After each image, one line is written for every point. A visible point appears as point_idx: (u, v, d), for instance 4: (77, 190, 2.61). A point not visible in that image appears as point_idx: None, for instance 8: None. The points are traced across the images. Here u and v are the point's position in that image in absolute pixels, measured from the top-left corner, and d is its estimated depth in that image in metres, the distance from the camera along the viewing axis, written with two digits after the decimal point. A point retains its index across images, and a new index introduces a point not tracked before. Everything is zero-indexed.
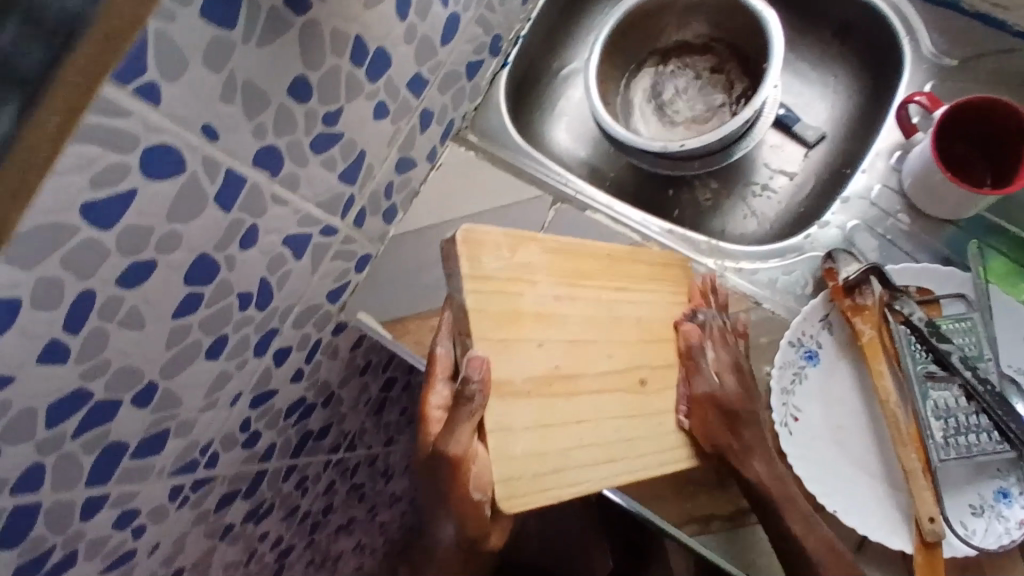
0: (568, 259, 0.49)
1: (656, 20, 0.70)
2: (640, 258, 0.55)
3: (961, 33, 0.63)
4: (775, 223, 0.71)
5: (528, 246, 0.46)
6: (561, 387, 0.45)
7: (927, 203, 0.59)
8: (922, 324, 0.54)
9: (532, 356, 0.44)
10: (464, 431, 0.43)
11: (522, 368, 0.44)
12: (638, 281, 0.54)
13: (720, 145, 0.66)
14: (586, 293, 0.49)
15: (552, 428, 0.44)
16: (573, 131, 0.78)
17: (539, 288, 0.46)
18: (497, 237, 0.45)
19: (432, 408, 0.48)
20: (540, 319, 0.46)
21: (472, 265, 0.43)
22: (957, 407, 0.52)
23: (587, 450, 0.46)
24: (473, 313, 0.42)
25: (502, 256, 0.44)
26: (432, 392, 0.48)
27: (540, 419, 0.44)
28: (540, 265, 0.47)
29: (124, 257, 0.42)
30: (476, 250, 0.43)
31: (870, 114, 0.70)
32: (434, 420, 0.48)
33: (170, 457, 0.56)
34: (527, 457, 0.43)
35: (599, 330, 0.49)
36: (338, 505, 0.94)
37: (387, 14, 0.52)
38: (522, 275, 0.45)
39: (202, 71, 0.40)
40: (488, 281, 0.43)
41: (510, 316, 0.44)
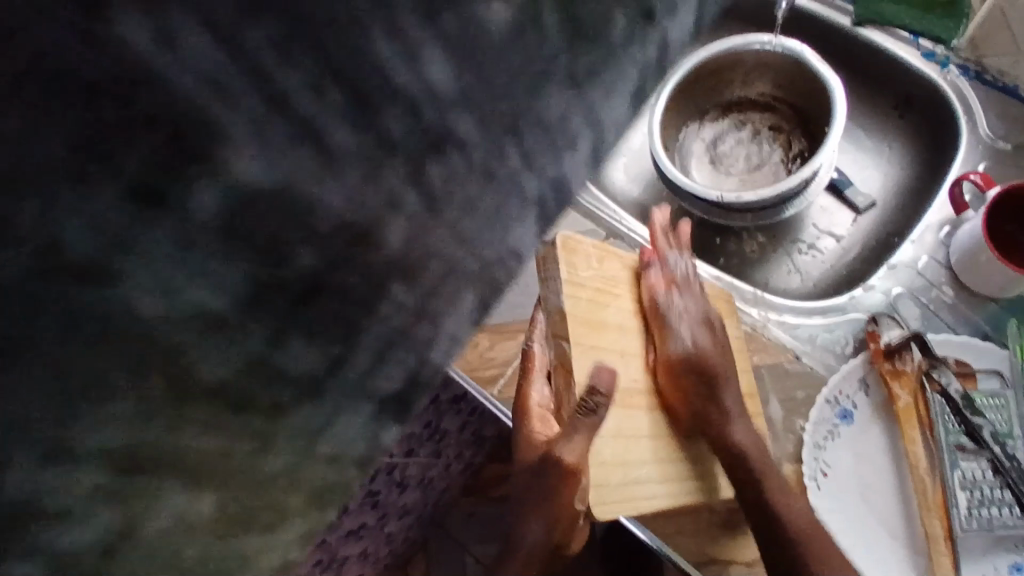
0: (637, 275, 0.51)
1: (723, 75, 0.73)
2: (697, 290, 0.57)
3: (1019, 120, 0.66)
4: (820, 282, 0.72)
5: (607, 263, 0.48)
6: (629, 400, 0.47)
7: (972, 280, 0.61)
8: (957, 396, 0.55)
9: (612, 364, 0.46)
10: (579, 442, 0.42)
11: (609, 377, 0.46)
12: (698, 311, 0.55)
13: (772, 203, 0.68)
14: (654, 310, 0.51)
15: (631, 439, 0.46)
16: (630, 172, 0.81)
17: (619, 303, 0.48)
18: (587, 248, 0.46)
19: (531, 407, 0.50)
20: (616, 331, 0.47)
21: (572, 270, 0.43)
22: (983, 480, 0.54)
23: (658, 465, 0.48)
24: (570, 315, 0.42)
25: (591, 266, 0.46)
26: (533, 390, 0.50)
27: (617, 431, 0.45)
28: (619, 281, 0.49)
29: None
30: (573, 255, 0.44)
31: (922, 187, 0.72)
32: (535, 422, 0.49)
33: None
34: (615, 462, 0.44)
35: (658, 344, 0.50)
36: (353, 508, 0.95)
37: None
38: (602, 288, 0.47)
39: None
40: (581, 287, 0.44)
41: (597, 325, 0.45)
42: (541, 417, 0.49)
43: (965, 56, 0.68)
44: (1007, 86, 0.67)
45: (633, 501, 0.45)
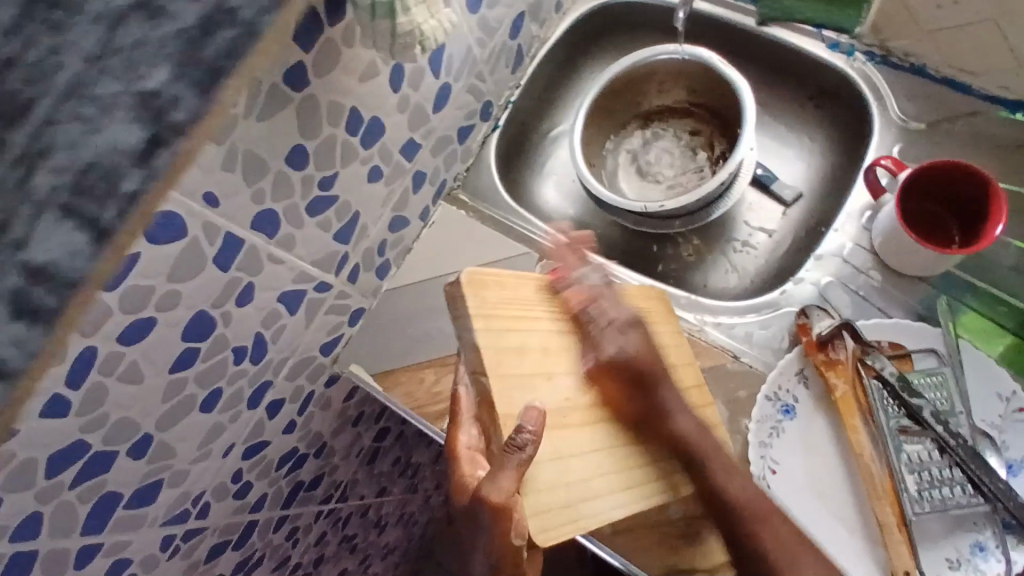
0: (565, 299, 0.52)
1: (638, 87, 0.75)
2: (631, 294, 0.57)
3: (929, 100, 0.67)
4: (756, 278, 0.73)
5: (521, 287, 0.49)
6: (569, 419, 0.46)
7: (898, 262, 0.61)
8: (892, 378, 0.56)
9: (544, 390, 0.46)
10: (508, 477, 0.41)
11: (540, 396, 0.46)
12: (629, 320, 0.55)
13: (698, 206, 0.69)
14: (586, 330, 0.51)
15: (573, 457, 0.45)
16: (561, 189, 0.81)
17: (539, 323, 0.49)
18: (498, 277, 0.48)
19: (460, 449, 0.49)
20: (544, 354, 0.47)
21: (482, 305, 0.46)
22: (930, 461, 0.54)
23: (613, 476, 0.46)
24: (486, 350, 0.44)
25: (503, 294, 0.47)
26: (461, 432, 0.49)
27: (554, 451, 0.44)
28: (537, 303, 0.50)
29: (125, 315, 0.45)
30: (480, 290, 0.46)
31: (844, 174, 0.73)
32: (466, 464, 0.49)
33: (162, 507, 0.58)
34: (553, 487, 0.43)
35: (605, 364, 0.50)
36: (329, 556, 0.94)
37: (381, 86, 0.56)
38: (522, 313, 0.48)
39: (206, 143, 0.44)
40: (494, 317, 0.46)
41: (518, 351, 0.46)
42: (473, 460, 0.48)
43: (869, 43, 0.69)
44: (915, 67, 0.67)
45: (592, 517, 0.44)
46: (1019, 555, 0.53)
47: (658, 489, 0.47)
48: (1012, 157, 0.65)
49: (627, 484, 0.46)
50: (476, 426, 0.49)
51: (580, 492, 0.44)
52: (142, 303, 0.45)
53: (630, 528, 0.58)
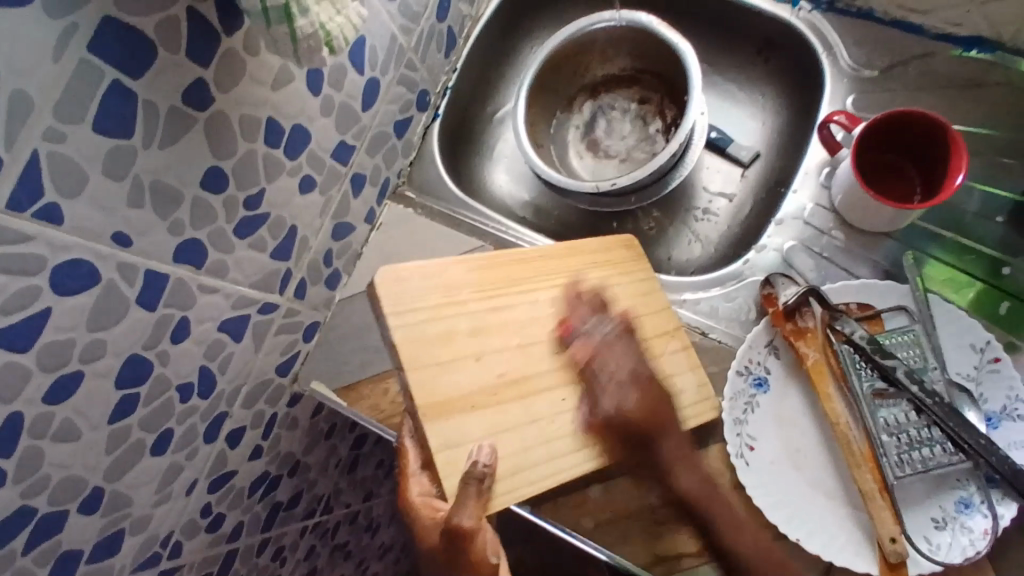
0: (498, 272, 0.54)
1: (579, 59, 0.71)
2: (580, 252, 0.59)
3: (878, 44, 0.64)
4: (720, 246, 0.71)
5: (446, 272, 0.53)
6: (508, 392, 0.50)
7: (858, 219, 0.59)
8: (863, 342, 0.54)
9: (472, 369, 0.50)
10: (473, 506, 0.45)
11: (464, 380, 0.49)
12: (573, 274, 0.58)
13: (652, 179, 0.66)
14: (522, 299, 0.54)
15: (504, 432, 0.49)
16: (512, 172, 0.78)
17: (467, 307, 0.52)
18: (417, 272, 0.51)
19: (414, 499, 0.47)
20: (472, 337, 0.51)
21: (395, 303, 0.50)
22: (907, 422, 0.52)
23: (557, 442, 0.50)
24: (401, 342, 0.49)
25: (421, 287, 0.51)
26: (412, 482, 0.48)
27: (489, 427, 0.48)
28: (468, 284, 0.53)
29: (46, 373, 0.42)
30: (393, 286, 0.50)
31: (799, 128, 0.70)
32: (424, 509, 0.47)
33: (128, 557, 0.55)
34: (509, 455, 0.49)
35: (541, 329, 0.54)
36: (323, 566, 0.92)
37: (299, 92, 0.52)
38: (446, 299, 0.52)
39: (102, 181, 0.40)
40: (413, 311, 0.50)
41: (443, 338, 0.50)
42: (429, 503, 0.47)
43: None
44: (863, 11, 0.65)
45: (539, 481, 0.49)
46: (1005, 509, 0.51)
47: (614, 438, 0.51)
48: (968, 95, 0.62)
49: (566, 448, 0.50)
50: (426, 473, 0.49)
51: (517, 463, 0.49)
52: (62, 357, 0.42)
53: (616, 518, 0.56)
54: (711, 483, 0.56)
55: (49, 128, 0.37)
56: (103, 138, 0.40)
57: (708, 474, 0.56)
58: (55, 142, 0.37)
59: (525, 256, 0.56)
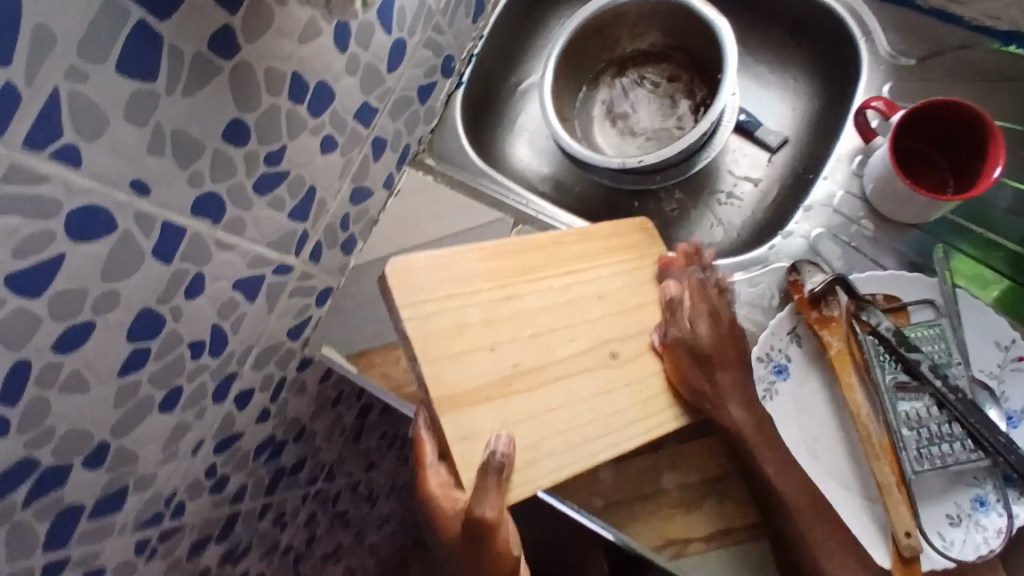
0: (511, 259, 0.52)
1: (610, 32, 0.70)
2: (592, 236, 0.57)
3: (917, 32, 0.63)
4: (742, 231, 0.70)
5: (458, 261, 0.50)
6: (527, 382, 0.48)
7: (889, 209, 0.58)
8: (889, 334, 0.53)
9: (486, 360, 0.47)
10: (494, 496, 0.43)
11: (478, 374, 0.47)
12: (591, 258, 0.55)
13: (680, 158, 0.65)
14: (538, 285, 0.51)
15: (524, 424, 0.46)
16: (534, 145, 0.77)
17: (479, 296, 0.49)
18: (425, 259, 0.49)
19: (432, 490, 0.46)
20: (485, 328, 0.48)
21: (406, 295, 0.47)
22: (929, 417, 0.51)
23: (579, 434, 0.47)
24: (413, 336, 0.46)
25: (432, 277, 0.48)
26: (429, 474, 0.46)
27: (509, 420, 0.46)
28: (479, 273, 0.50)
29: (58, 322, 0.41)
30: (403, 277, 0.47)
31: (830, 114, 0.69)
32: (444, 501, 0.45)
33: (131, 514, 0.54)
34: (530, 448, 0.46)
35: (557, 317, 0.51)
36: (322, 534, 0.92)
37: (326, 47, 0.51)
38: (457, 289, 0.49)
39: (123, 126, 0.39)
40: (425, 304, 0.47)
41: (455, 331, 0.47)
42: (448, 494, 0.45)
43: None
44: None
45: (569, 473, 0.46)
46: (1021, 509, 0.50)
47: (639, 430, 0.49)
48: (1010, 88, 0.61)
49: (588, 439, 0.47)
50: (443, 465, 0.47)
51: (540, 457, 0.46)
52: (74, 305, 0.41)
53: (627, 500, 0.56)
54: (723, 469, 0.55)
55: (71, 67, 0.35)
56: (125, 81, 0.38)
57: (720, 459, 0.56)
58: (76, 81, 0.36)
59: (536, 241, 0.54)
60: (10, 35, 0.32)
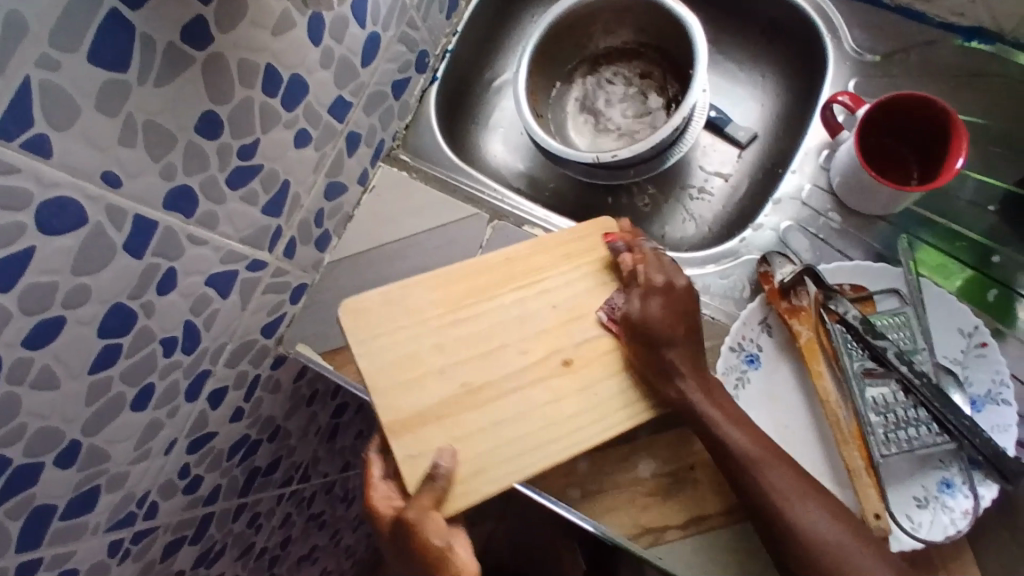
0: (463, 282, 0.55)
1: (582, 29, 0.70)
2: (552, 243, 0.57)
3: (882, 29, 0.65)
4: (714, 225, 0.71)
5: (408, 294, 0.55)
6: (473, 399, 0.52)
7: (855, 202, 0.60)
8: (856, 322, 0.54)
9: (432, 384, 0.52)
10: (424, 500, 0.48)
11: (426, 396, 0.52)
12: (547, 269, 0.56)
13: (653, 153, 0.66)
14: (492, 304, 0.55)
15: (468, 437, 0.51)
16: (508, 142, 0.77)
17: (430, 323, 0.54)
18: (377, 298, 0.54)
19: (376, 502, 0.51)
20: (434, 354, 0.53)
21: (360, 333, 0.53)
22: (895, 403, 0.53)
23: (525, 441, 0.51)
24: (367, 373, 0.52)
25: (385, 312, 0.54)
26: (375, 491, 0.52)
27: (453, 435, 0.51)
28: (430, 301, 0.55)
29: (28, 317, 0.40)
30: (358, 317, 0.54)
31: (797, 111, 0.70)
32: (384, 510, 0.51)
33: (104, 514, 0.53)
34: (480, 457, 0.50)
35: (511, 329, 0.54)
36: (297, 537, 0.91)
37: (300, 41, 0.50)
38: (409, 322, 0.54)
39: (95, 117, 0.39)
40: (377, 340, 0.53)
41: (406, 359, 0.53)
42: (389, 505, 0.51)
43: None
44: None
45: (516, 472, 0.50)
46: (986, 490, 0.52)
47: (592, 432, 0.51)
48: (969, 85, 0.63)
49: (533, 445, 0.51)
50: (392, 483, 0.52)
51: (486, 463, 0.50)
52: (44, 300, 0.40)
53: (605, 489, 0.56)
54: (700, 457, 0.56)
55: (42, 55, 0.35)
56: (98, 71, 0.38)
57: (696, 447, 0.57)
58: (48, 70, 0.35)
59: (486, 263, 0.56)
60: None
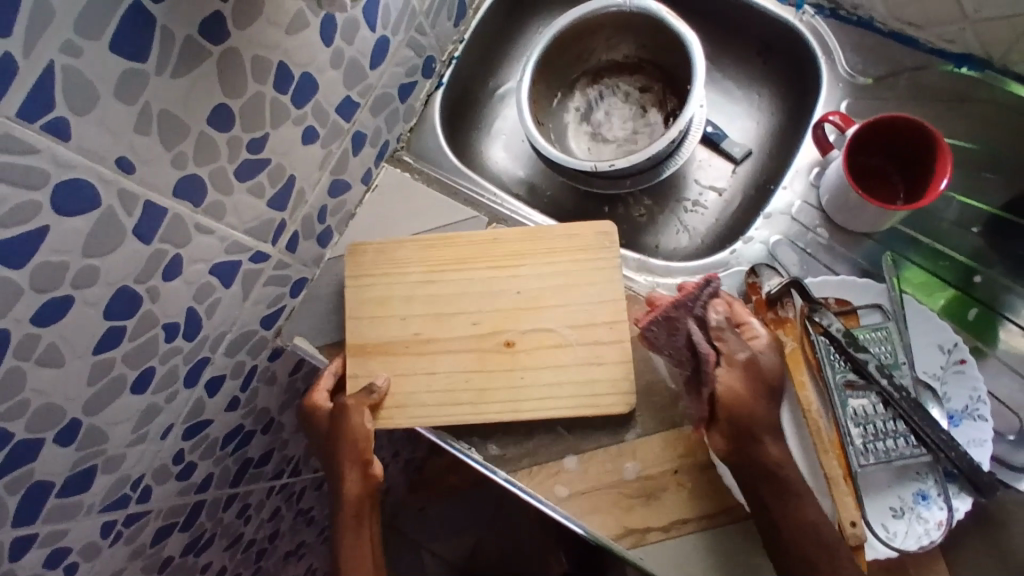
0: (443, 251, 0.64)
1: (585, 42, 0.72)
2: (539, 237, 0.63)
3: (875, 53, 0.67)
4: (707, 237, 0.73)
5: (400, 248, 0.64)
6: (416, 348, 0.61)
7: (843, 219, 0.62)
8: (839, 335, 0.56)
9: (393, 326, 0.62)
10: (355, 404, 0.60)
11: (388, 335, 0.62)
12: (525, 258, 0.62)
13: (649, 165, 0.68)
14: (460, 276, 0.63)
15: (403, 376, 0.61)
16: (510, 150, 0.79)
17: (409, 276, 0.63)
18: (376, 245, 0.65)
19: (319, 390, 0.63)
20: (403, 303, 0.63)
21: (355, 270, 0.64)
22: (875, 414, 0.55)
23: (442, 393, 0.60)
24: (348, 301, 0.63)
25: (378, 258, 0.64)
26: (320, 387, 0.63)
27: (388, 372, 0.61)
28: (413, 259, 0.64)
29: (38, 294, 0.41)
30: (357, 257, 0.64)
31: (792, 129, 0.73)
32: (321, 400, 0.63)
33: (99, 495, 0.54)
34: (405, 395, 0.60)
35: (469, 301, 0.62)
36: (285, 531, 0.92)
37: (312, 40, 0.52)
38: (394, 270, 0.64)
39: (113, 104, 0.40)
40: (365, 277, 0.64)
41: (379, 300, 0.63)
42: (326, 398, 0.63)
43: None
44: (862, 20, 0.67)
45: (423, 419, 0.60)
46: (960, 502, 0.54)
47: (512, 403, 0.59)
48: (957, 110, 0.65)
49: (448, 400, 0.60)
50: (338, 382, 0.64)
51: (405, 400, 0.60)
52: (54, 278, 0.42)
53: (588, 489, 0.58)
54: (684, 461, 0.58)
55: (66, 41, 0.36)
56: (118, 60, 0.39)
57: (681, 452, 0.58)
58: (71, 56, 0.37)
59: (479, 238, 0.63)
60: (8, 9, 0.33)
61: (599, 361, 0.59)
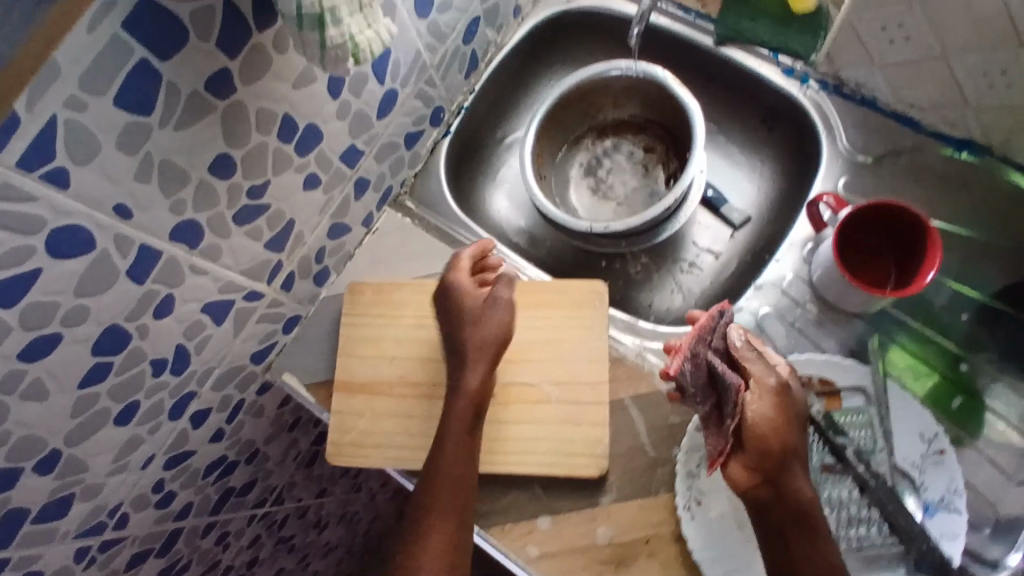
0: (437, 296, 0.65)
1: (592, 100, 0.74)
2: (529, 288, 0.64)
3: (877, 132, 0.67)
4: (700, 300, 0.73)
5: (398, 291, 0.66)
6: (400, 389, 0.63)
7: (834, 296, 0.61)
8: (819, 418, 0.57)
9: (381, 366, 0.64)
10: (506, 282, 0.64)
11: (375, 373, 0.64)
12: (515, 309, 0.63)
13: (646, 227, 0.68)
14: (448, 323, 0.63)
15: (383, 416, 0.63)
16: (513, 198, 0.80)
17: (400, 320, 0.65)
18: (373, 285, 0.67)
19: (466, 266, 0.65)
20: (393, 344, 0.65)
21: (352, 308, 0.66)
22: (849, 500, 0.55)
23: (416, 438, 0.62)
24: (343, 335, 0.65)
25: (376, 297, 0.66)
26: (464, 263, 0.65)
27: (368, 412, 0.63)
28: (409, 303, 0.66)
29: (27, 332, 0.42)
30: (355, 295, 0.66)
31: (792, 199, 0.73)
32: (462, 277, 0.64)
33: (74, 522, 0.55)
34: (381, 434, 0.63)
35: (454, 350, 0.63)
36: (264, 558, 0.92)
37: (318, 93, 0.54)
38: (388, 311, 0.66)
39: (114, 154, 0.42)
40: (361, 314, 0.66)
41: (371, 340, 0.65)
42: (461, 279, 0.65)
43: (823, 72, 0.68)
44: (866, 99, 0.67)
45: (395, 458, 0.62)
46: None
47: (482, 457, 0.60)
48: (955, 195, 0.65)
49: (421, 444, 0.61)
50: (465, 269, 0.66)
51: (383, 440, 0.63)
52: (43, 317, 0.43)
53: (559, 551, 0.58)
54: (657, 530, 0.58)
55: (71, 96, 0.38)
56: (121, 114, 0.41)
57: (655, 521, 0.58)
58: (74, 111, 0.38)
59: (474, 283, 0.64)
60: (14, 69, 0.35)
61: (574, 421, 0.60)
